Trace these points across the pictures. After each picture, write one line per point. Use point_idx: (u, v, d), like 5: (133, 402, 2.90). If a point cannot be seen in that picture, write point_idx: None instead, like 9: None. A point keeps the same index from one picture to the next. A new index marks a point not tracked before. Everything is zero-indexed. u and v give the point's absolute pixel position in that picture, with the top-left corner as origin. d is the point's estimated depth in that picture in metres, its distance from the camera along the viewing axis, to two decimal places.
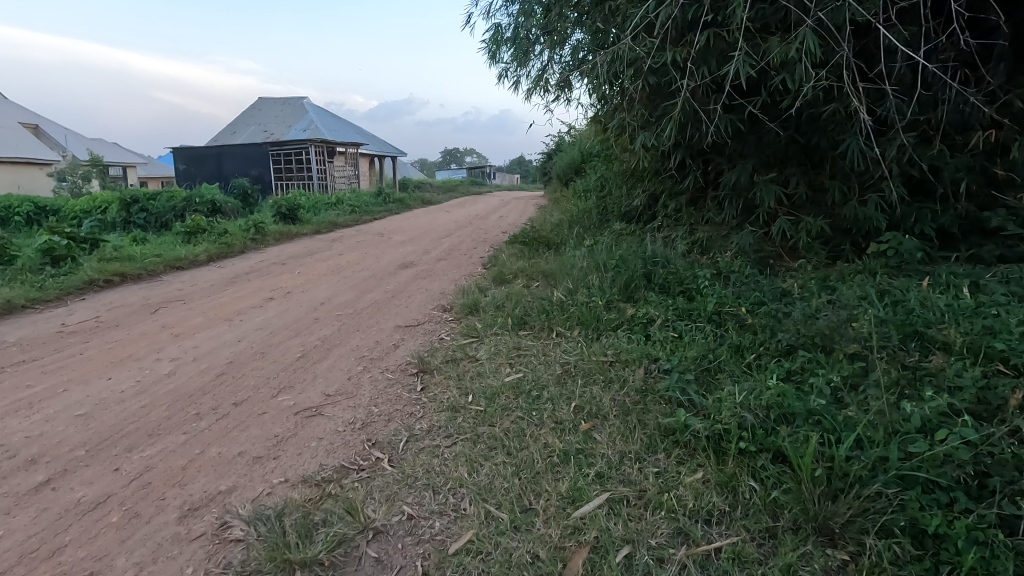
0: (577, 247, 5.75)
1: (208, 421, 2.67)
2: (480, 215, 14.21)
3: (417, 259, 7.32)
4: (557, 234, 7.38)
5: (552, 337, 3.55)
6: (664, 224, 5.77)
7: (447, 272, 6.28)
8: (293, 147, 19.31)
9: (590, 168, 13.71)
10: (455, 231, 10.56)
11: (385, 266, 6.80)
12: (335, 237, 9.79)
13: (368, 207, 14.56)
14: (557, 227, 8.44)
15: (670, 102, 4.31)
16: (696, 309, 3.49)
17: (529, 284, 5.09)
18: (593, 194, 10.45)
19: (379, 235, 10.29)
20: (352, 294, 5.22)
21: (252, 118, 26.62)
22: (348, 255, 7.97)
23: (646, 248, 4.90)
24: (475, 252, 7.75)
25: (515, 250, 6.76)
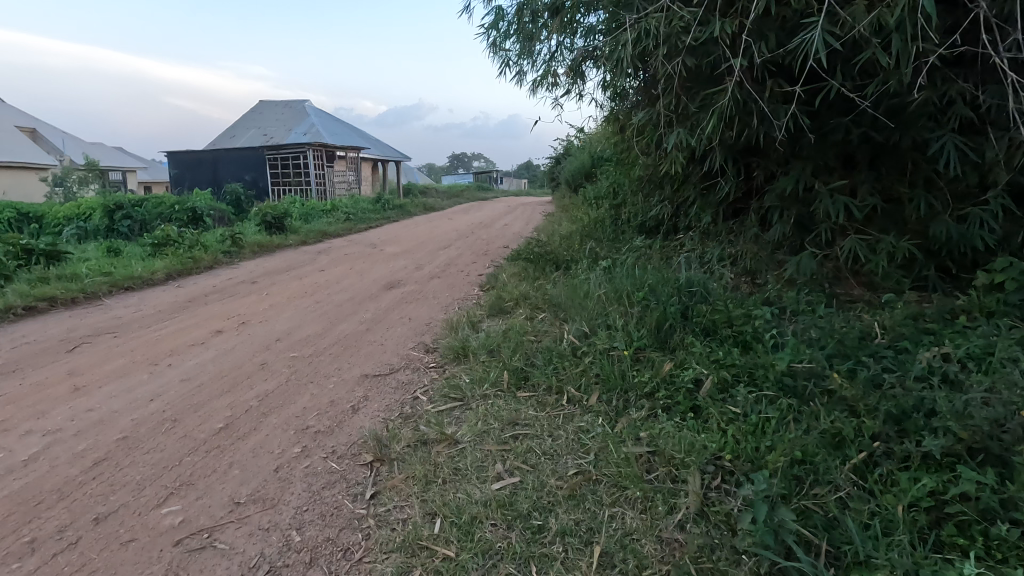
0: (591, 269, 4.82)
1: (39, 558, 1.77)
2: (484, 224, 13.31)
3: (407, 278, 6.41)
4: (567, 249, 6.44)
5: (561, 403, 2.63)
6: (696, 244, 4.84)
7: (437, 297, 5.36)
8: (290, 151, 18.53)
9: (602, 174, 12.81)
10: (454, 243, 9.65)
11: (369, 286, 5.90)
12: (321, 249, 8.90)
13: (364, 215, 13.74)
14: (567, 241, 7.52)
15: (714, 90, 3.39)
16: (758, 369, 2.55)
17: (533, 316, 4.16)
18: (606, 202, 9.52)
19: (371, 247, 9.41)
20: (319, 326, 4.32)
21: (252, 121, 25.91)
22: (331, 270, 7.08)
23: (677, 274, 3.97)
24: (473, 269, 6.83)
25: (518, 269, 5.83)
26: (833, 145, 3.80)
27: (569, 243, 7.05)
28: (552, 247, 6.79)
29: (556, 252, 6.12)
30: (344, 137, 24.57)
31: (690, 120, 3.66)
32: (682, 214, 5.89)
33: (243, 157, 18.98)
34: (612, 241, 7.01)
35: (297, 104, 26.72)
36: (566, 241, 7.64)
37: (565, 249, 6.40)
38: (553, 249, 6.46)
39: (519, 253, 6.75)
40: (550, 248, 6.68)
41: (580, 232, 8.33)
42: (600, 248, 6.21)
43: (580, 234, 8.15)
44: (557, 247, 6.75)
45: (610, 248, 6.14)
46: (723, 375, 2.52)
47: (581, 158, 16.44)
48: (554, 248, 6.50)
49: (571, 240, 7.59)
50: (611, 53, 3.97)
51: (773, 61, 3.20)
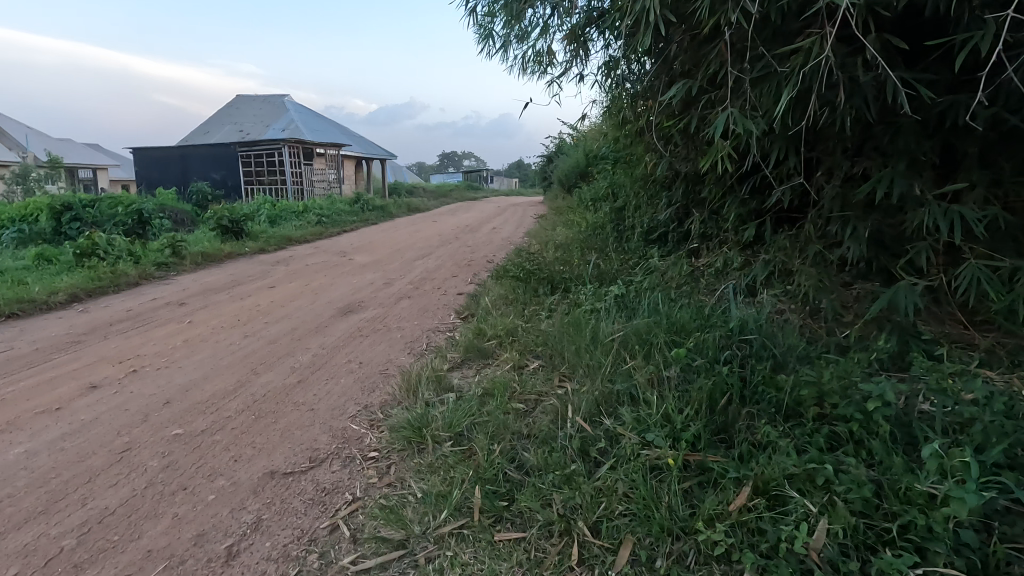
0: (599, 295, 3.76)
1: None
2: (470, 227, 12.19)
3: (371, 297, 5.29)
4: (564, 264, 5.36)
5: (570, 567, 1.58)
6: (734, 263, 3.78)
7: (401, 327, 4.26)
8: (264, 147, 17.29)
9: (599, 173, 11.75)
10: (434, 251, 8.54)
11: (321, 310, 4.78)
12: (280, 259, 7.75)
13: (340, 218, 12.60)
14: (563, 252, 6.46)
15: (793, 49, 2.29)
16: (910, 512, 1.49)
17: (522, 366, 3.08)
18: (606, 205, 8.46)
19: (340, 255, 8.28)
20: (233, 378, 3.20)
21: (227, 117, 24.58)
22: (284, 286, 5.96)
23: (719, 311, 2.91)
24: (453, 286, 5.73)
25: (506, 289, 4.74)
26: (938, 131, 2.73)
27: (566, 256, 5.97)
28: (547, 260, 5.70)
29: (551, 267, 5.05)
30: (326, 134, 23.38)
31: (749, 99, 2.57)
32: (705, 222, 4.82)
33: (215, 154, 17.75)
34: (617, 254, 5.94)
35: (275, 99, 25.45)
36: (561, 251, 6.56)
37: (563, 264, 5.32)
38: (547, 264, 5.38)
39: (507, 268, 5.66)
40: (544, 262, 5.61)
41: (578, 241, 7.25)
42: (605, 264, 5.15)
43: (578, 244, 7.06)
44: (552, 261, 5.66)
45: (616, 265, 5.09)
46: (848, 523, 1.46)
47: (576, 156, 15.37)
48: (549, 262, 5.42)
49: (568, 251, 6.51)
50: (629, 7, 2.90)
51: (883, 2, 2.12)
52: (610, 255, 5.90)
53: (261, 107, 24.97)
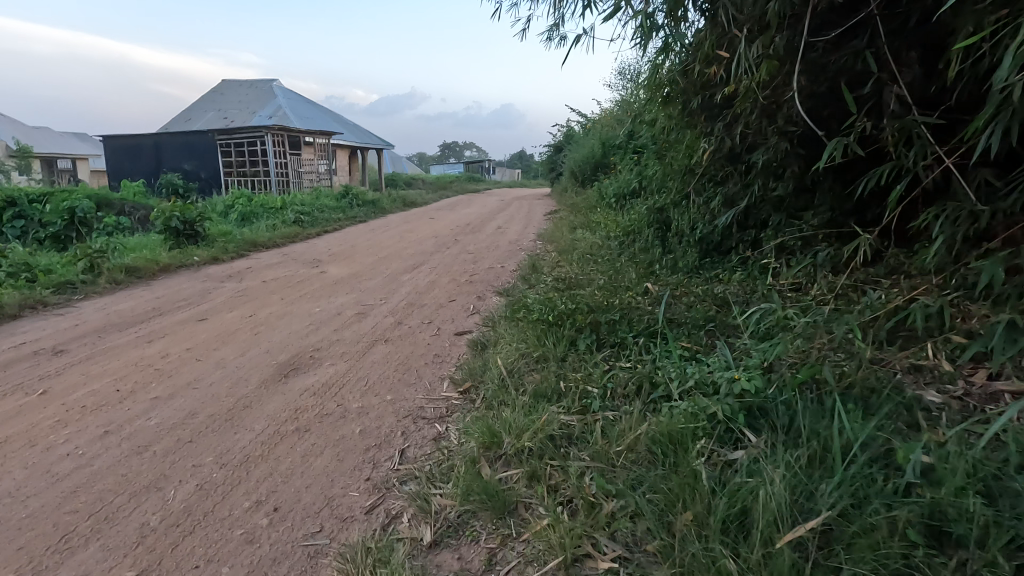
0: (698, 379, 2.21)
1: None
2: (472, 226, 10.62)
3: (334, 340, 3.74)
4: (607, 295, 3.79)
5: None
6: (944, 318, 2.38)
7: (364, 409, 2.70)
8: (245, 135, 15.64)
9: (624, 165, 10.15)
10: (428, 260, 6.96)
11: (252, 368, 3.22)
12: (235, 272, 6.18)
13: (325, 216, 11.01)
14: (598, 272, 4.89)
15: None
16: None
17: (581, 566, 1.54)
18: (643, 206, 6.87)
19: (312, 266, 6.71)
20: (16, 568, 1.66)
21: (210, 102, 22.84)
22: (221, 318, 4.38)
23: (1015, 471, 1.39)
24: (451, 322, 4.18)
25: (526, 340, 3.18)
26: None
27: (606, 281, 4.41)
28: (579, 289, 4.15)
29: (591, 301, 3.49)
30: (317, 122, 21.73)
31: None
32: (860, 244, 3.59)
33: (191, 143, 16.10)
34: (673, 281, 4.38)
35: (264, 85, 23.81)
36: (590, 272, 5.00)
37: (606, 296, 3.75)
38: (584, 295, 3.81)
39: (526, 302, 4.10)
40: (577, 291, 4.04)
41: (611, 255, 5.68)
42: (670, 302, 3.60)
43: (613, 260, 5.49)
44: (589, 288, 4.10)
45: (687, 305, 3.53)
46: None
47: (590, 147, 13.76)
48: (584, 292, 3.85)
49: (601, 272, 4.96)
50: None
51: None
52: (665, 283, 4.35)
53: (246, 93, 23.24)
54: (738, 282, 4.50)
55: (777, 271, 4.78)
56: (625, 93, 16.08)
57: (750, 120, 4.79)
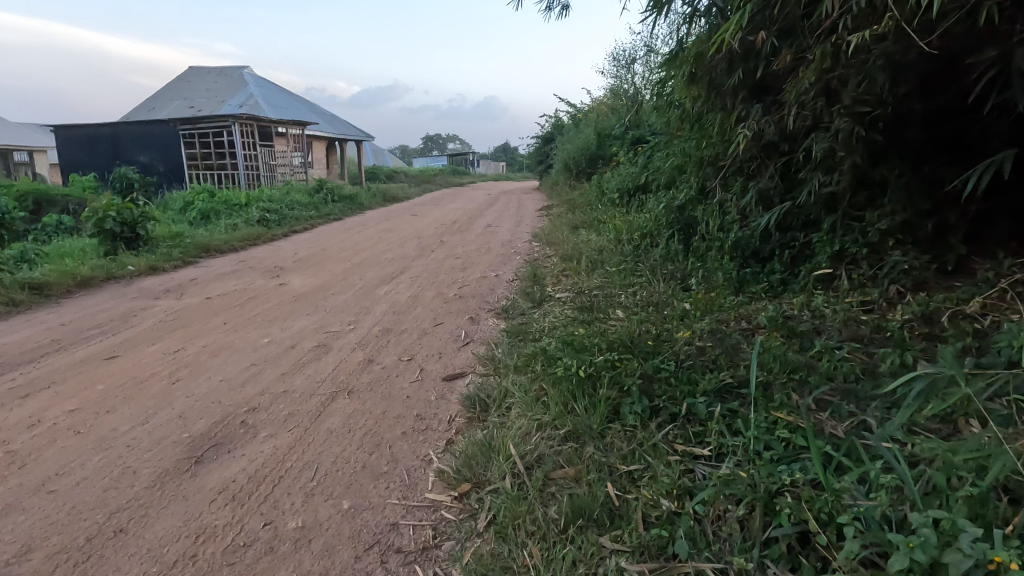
0: (869, 523, 1.34)
1: None
2: (460, 224, 9.64)
3: (279, 393, 2.75)
4: (647, 329, 2.88)
5: None
6: None
7: (304, 533, 1.75)
8: (211, 125, 14.42)
9: (628, 157, 9.25)
10: (410, 267, 5.99)
11: (151, 447, 2.24)
12: (176, 285, 5.15)
13: (297, 213, 9.96)
14: (618, 292, 3.99)
15: None
16: None
17: None
18: (659, 204, 5.97)
19: (272, 276, 5.68)
20: None
21: (176, 90, 21.41)
22: (138, 354, 3.38)
23: None
24: (438, 360, 3.22)
25: (547, 404, 2.24)
26: None
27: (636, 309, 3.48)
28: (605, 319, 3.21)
29: (631, 340, 2.57)
30: (292, 112, 20.47)
31: None
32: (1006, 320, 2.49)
33: (151, 133, 14.75)
34: (720, 307, 3.48)
35: (235, 72, 22.45)
36: (611, 291, 4.08)
37: (647, 331, 2.82)
38: (616, 328, 2.87)
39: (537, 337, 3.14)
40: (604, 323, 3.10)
41: (630, 264, 4.76)
42: (734, 343, 2.69)
43: (634, 273, 4.59)
44: (619, 318, 3.17)
45: (760, 349, 2.62)
46: None
47: (585, 138, 12.81)
48: (615, 323, 2.92)
49: (624, 291, 4.04)
50: None
51: None
52: (712, 310, 3.44)
53: (215, 81, 21.84)
54: (795, 304, 3.63)
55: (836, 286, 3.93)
56: (621, 82, 15.18)
57: (805, 101, 3.88)
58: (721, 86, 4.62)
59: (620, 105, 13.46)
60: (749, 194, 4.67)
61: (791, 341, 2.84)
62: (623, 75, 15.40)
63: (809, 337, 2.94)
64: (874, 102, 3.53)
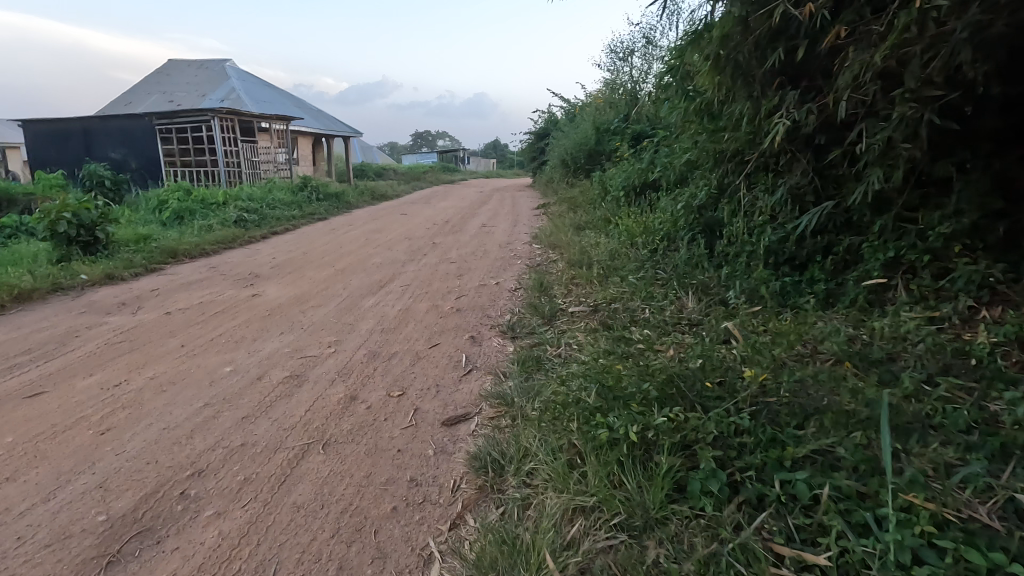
0: None
1: None
2: (453, 224, 9.07)
3: (235, 448, 2.17)
4: (694, 363, 2.34)
5: None
6: None
7: None
8: (187, 119, 13.70)
9: (633, 153, 8.72)
10: (400, 274, 5.42)
11: (46, 546, 1.65)
12: (134, 297, 4.53)
13: (278, 212, 9.33)
14: (642, 309, 3.46)
15: None
16: None
17: None
18: (674, 204, 5.44)
19: (245, 285, 5.07)
20: None
21: (154, 84, 20.55)
22: (68, 390, 2.78)
23: None
24: (436, 397, 2.65)
25: (585, 477, 1.70)
26: None
27: (666, 337, 2.95)
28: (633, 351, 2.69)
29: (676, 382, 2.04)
30: (276, 107, 19.71)
31: None
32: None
33: (125, 127, 13.95)
34: (769, 331, 2.96)
35: (216, 66, 21.63)
36: (633, 308, 3.54)
37: (690, 367, 2.29)
38: (652, 361, 2.34)
39: (556, 372, 2.59)
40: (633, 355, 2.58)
41: (648, 273, 4.23)
42: (802, 382, 2.16)
43: (656, 284, 4.05)
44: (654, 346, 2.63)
45: (839, 392, 2.10)
46: None
47: (582, 133, 12.25)
48: (649, 355, 2.39)
49: (649, 310, 3.50)
50: None
51: None
52: (759, 337, 2.91)
53: (195, 74, 21.02)
54: (852, 322, 3.12)
55: (892, 299, 3.41)
56: (619, 75, 14.64)
57: (858, 84, 3.35)
58: (750, 71, 4.09)
59: (618, 99, 12.91)
60: (780, 193, 4.15)
61: (870, 376, 2.32)
62: (619, 67, 14.85)
63: (886, 368, 2.42)
64: (945, 84, 3.02)
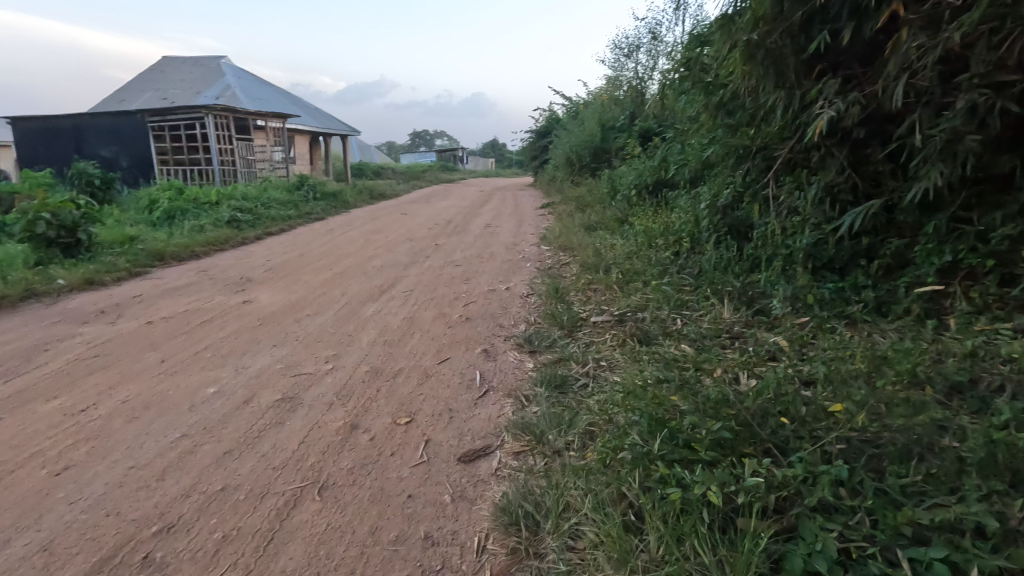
0: None
1: None
2: (456, 224, 8.72)
3: (213, 495, 1.82)
4: (755, 390, 2.00)
5: None
6: None
7: None
8: (180, 117, 13.33)
9: (643, 150, 8.39)
10: (403, 278, 5.07)
11: None
12: (114, 304, 4.18)
13: (274, 212, 8.97)
14: (674, 321, 3.13)
15: None
16: None
17: None
18: (694, 204, 5.12)
19: (236, 290, 4.72)
20: None
21: (147, 81, 20.13)
22: (26, 416, 2.42)
23: None
24: (448, 426, 2.30)
25: (649, 551, 1.36)
26: None
27: (709, 355, 2.59)
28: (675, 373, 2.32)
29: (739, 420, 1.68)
30: (272, 104, 19.33)
31: None
32: None
33: (116, 125, 13.55)
34: (824, 348, 2.62)
35: (211, 63, 21.23)
36: (664, 320, 3.19)
37: (748, 398, 1.93)
38: (702, 390, 1.97)
39: (588, 398, 2.25)
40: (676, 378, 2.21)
41: (674, 279, 3.90)
42: (885, 415, 1.81)
43: (683, 290, 3.72)
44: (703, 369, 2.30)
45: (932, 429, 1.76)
46: None
47: (586, 131, 11.92)
48: (698, 383, 2.03)
49: (682, 322, 3.15)
50: None
51: None
52: (816, 355, 2.56)
53: (189, 72, 20.62)
54: (914, 336, 2.77)
55: (950, 308, 3.04)
56: (624, 72, 14.32)
57: (915, 70, 3.02)
58: (784, 58, 3.74)
59: (622, 96, 12.58)
60: (814, 190, 3.79)
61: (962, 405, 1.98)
62: (622, 64, 14.52)
63: (975, 391, 2.08)
64: (1019, 69, 2.69)
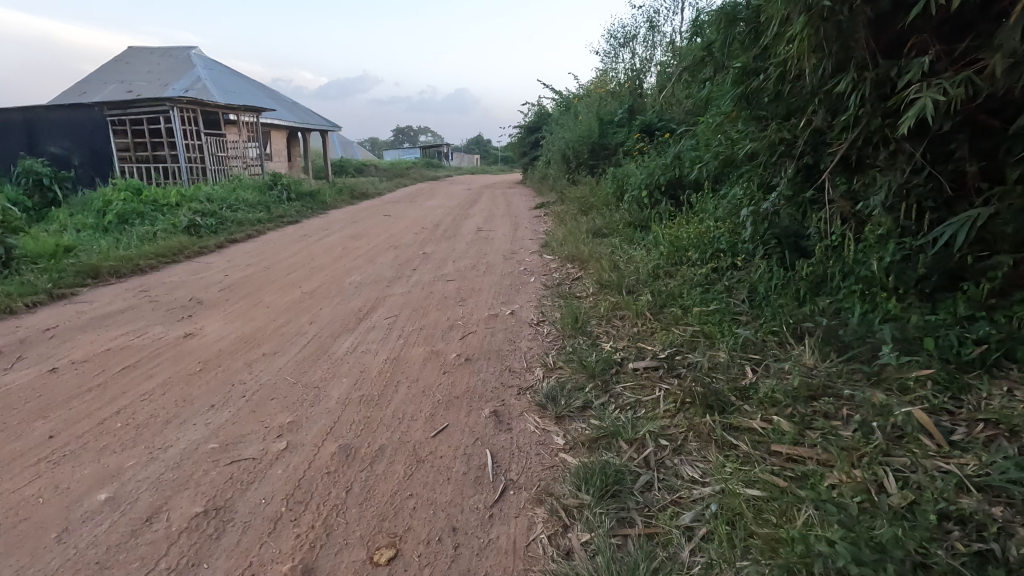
0: None
1: None
2: (445, 227, 7.90)
3: None
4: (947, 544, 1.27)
5: None
6: None
7: None
8: (142, 110, 12.28)
9: (650, 148, 7.64)
10: (385, 298, 4.26)
11: None
12: (20, 340, 3.31)
13: (242, 215, 8.07)
14: (744, 373, 2.37)
15: None
16: None
17: None
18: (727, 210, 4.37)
19: (181, 316, 3.88)
20: None
21: (111, 73, 18.89)
22: None
23: None
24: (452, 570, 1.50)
25: None
26: None
27: (821, 445, 1.82)
28: (788, 501, 1.55)
29: None
30: (246, 98, 18.25)
31: None
32: None
33: (74, 120, 12.37)
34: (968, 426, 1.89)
35: (181, 53, 20.04)
36: (731, 372, 2.41)
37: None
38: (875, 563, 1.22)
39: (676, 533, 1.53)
40: (800, 519, 1.46)
41: (721, 307, 3.14)
42: None
43: (737, 323, 2.96)
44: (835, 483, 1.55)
45: None
46: None
47: (582, 125, 11.15)
48: (857, 536, 1.28)
49: (756, 376, 2.38)
50: None
51: None
52: (968, 441, 1.81)
53: (156, 63, 19.36)
54: None
55: None
56: (619, 64, 13.57)
57: None
58: (845, 30, 2.82)
59: (619, 90, 11.78)
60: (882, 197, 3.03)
61: None
62: (617, 56, 13.74)
63: None
64: None
